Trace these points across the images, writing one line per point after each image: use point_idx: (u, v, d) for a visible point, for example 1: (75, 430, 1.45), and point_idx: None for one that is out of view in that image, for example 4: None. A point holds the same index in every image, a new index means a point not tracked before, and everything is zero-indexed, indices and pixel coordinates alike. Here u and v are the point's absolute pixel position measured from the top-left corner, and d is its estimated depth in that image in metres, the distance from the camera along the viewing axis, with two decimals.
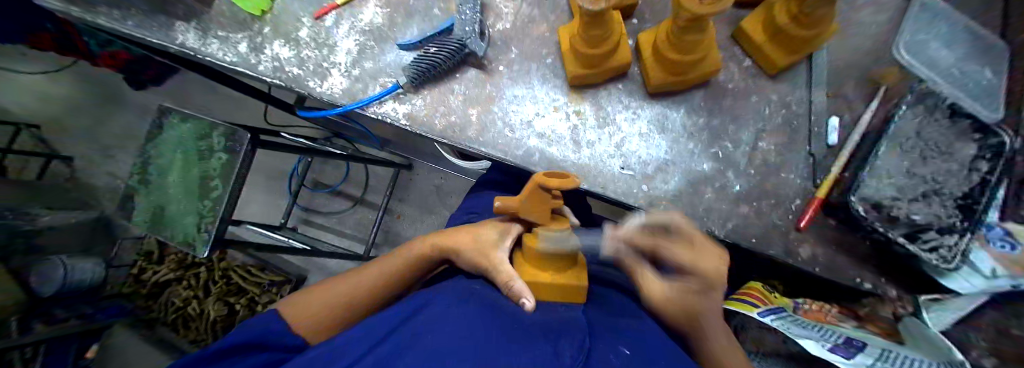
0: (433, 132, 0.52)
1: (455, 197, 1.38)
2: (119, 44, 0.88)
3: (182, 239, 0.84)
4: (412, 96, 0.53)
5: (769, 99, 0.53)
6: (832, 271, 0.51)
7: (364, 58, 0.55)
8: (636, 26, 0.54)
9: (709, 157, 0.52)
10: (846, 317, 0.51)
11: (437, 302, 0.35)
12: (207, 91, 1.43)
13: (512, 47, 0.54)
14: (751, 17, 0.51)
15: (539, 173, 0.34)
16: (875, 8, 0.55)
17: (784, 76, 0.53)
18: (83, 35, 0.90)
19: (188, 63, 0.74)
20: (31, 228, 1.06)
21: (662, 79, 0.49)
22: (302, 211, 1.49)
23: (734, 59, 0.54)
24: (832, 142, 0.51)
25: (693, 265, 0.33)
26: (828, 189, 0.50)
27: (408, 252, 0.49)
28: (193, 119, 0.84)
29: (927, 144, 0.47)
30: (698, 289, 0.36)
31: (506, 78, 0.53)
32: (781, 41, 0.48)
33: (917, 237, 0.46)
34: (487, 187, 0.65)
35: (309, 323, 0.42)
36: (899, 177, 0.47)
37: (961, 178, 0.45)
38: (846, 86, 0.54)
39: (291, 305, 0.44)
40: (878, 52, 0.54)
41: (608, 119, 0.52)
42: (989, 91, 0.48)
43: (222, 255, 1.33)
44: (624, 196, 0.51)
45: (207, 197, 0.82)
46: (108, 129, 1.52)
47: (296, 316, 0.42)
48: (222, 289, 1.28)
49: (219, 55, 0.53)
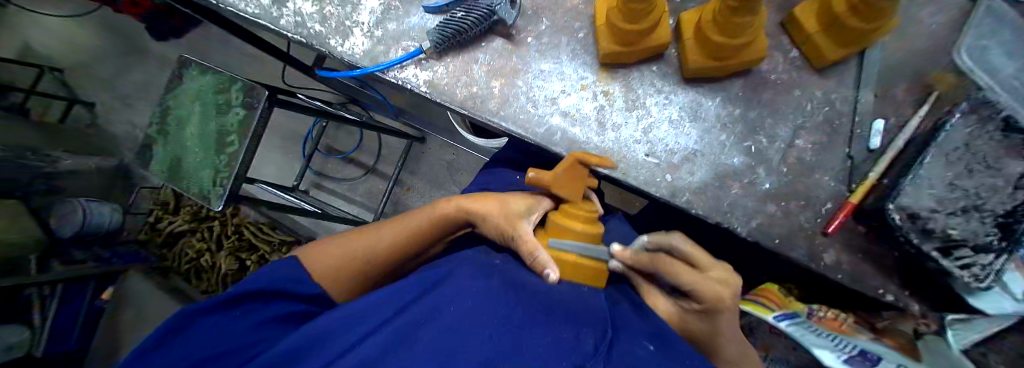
0: (453, 101, 0.50)
1: (465, 174, 1.37)
2: None
3: (198, 191, 0.85)
4: (434, 62, 0.51)
5: (813, 95, 0.50)
6: (856, 279, 0.50)
7: (388, 18, 0.53)
8: (679, 4, 0.51)
9: (740, 152, 0.50)
10: (861, 329, 0.49)
11: (458, 275, 0.35)
12: (225, 46, 1.42)
13: (543, 17, 0.52)
14: (805, 3, 0.47)
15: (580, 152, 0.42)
16: (938, 7, 0.50)
17: (831, 72, 0.50)
18: None
19: (209, 15, 0.73)
20: (51, 170, 1.15)
21: (699, 63, 0.46)
22: (314, 175, 1.50)
23: (779, 49, 0.50)
24: (874, 145, 0.49)
25: (698, 288, 0.39)
26: (863, 194, 0.48)
27: (430, 212, 0.47)
28: (212, 72, 0.84)
29: (974, 157, 0.43)
30: (704, 312, 0.40)
31: (533, 51, 0.51)
32: (834, 31, 0.45)
33: (950, 253, 0.44)
34: (505, 165, 0.63)
35: (327, 275, 0.43)
36: (938, 189, 0.44)
37: (1005, 195, 0.42)
38: (896, 88, 0.50)
39: (309, 255, 0.45)
40: (937, 54, 0.50)
41: (638, 102, 0.50)
42: None
43: (235, 211, 1.36)
44: (646, 184, 0.49)
45: (224, 152, 0.82)
46: (127, 77, 1.53)
47: (314, 266, 0.43)
48: (234, 244, 1.31)
49: (241, 5, 0.52)
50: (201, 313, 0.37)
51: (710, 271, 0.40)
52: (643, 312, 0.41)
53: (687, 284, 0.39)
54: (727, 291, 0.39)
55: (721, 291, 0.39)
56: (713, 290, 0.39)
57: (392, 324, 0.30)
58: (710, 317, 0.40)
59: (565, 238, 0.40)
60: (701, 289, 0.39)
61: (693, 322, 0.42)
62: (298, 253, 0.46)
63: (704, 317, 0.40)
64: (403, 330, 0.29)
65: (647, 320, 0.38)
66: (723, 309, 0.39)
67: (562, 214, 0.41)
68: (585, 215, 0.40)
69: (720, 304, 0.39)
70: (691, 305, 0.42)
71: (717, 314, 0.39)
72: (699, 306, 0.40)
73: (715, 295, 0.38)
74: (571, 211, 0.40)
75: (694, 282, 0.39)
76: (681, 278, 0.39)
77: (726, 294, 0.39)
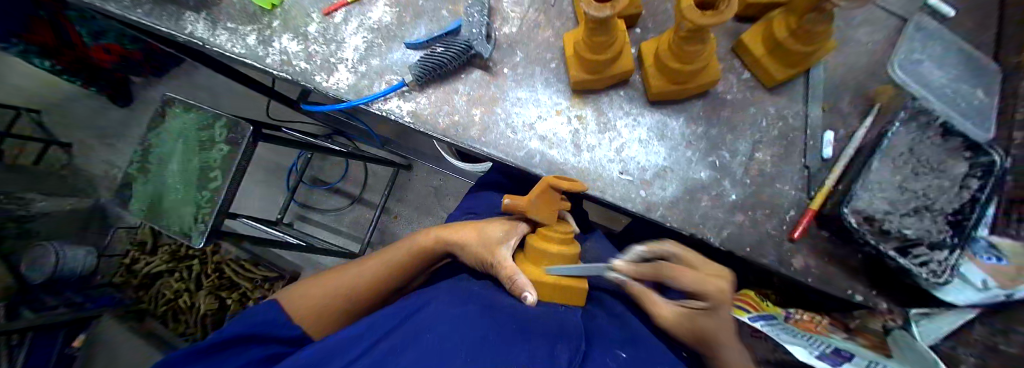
0: (436, 130, 0.53)
1: (452, 198, 1.39)
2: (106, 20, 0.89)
3: (178, 229, 0.84)
4: (416, 94, 0.54)
5: (767, 112, 0.54)
6: (824, 281, 0.52)
7: (371, 55, 0.56)
8: (639, 35, 0.55)
9: (706, 165, 0.53)
10: (836, 330, 0.50)
11: (437, 301, 0.36)
12: (209, 82, 1.44)
13: (517, 51, 0.55)
14: (752, 30, 0.52)
15: (550, 175, 0.40)
16: (870, 29, 0.57)
17: (781, 90, 0.54)
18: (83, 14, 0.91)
19: (195, 54, 0.75)
20: (25, 213, 1.09)
21: (663, 87, 0.50)
22: (298, 207, 1.49)
23: (733, 71, 0.55)
24: (827, 155, 0.52)
25: (700, 286, 0.39)
26: (821, 201, 0.51)
27: (413, 243, 0.48)
28: (196, 109, 0.85)
29: (919, 161, 0.48)
30: (705, 309, 0.40)
31: (510, 81, 0.54)
32: (780, 55, 0.49)
33: (907, 252, 0.46)
34: (487, 188, 0.66)
35: (308, 314, 0.43)
36: (889, 191, 0.48)
37: (952, 195, 0.45)
38: (842, 102, 0.55)
39: (291, 296, 0.44)
40: (875, 71, 0.55)
41: (609, 124, 0.53)
42: (982, 111, 0.51)
43: (216, 247, 1.31)
44: (622, 200, 0.51)
45: (206, 187, 0.82)
46: (107, 116, 1.51)
47: (295, 305, 0.43)
48: (215, 283, 1.27)
49: (228, 46, 0.54)
50: (180, 361, 0.36)
51: (704, 270, 0.41)
52: (622, 324, 0.42)
53: (688, 285, 0.39)
54: (724, 284, 0.39)
55: (720, 284, 0.39)
56: (714, 286, 0.39)
57: (375, 353, 0.31)
58: (712, 312, 0.40)
59: (545, 261, 0.42)
60: (704, 286, 0.39)
61: (696, 322, 0.41)
62: (281, 293, 0.46)
63: (709, 313, 0.40)
64: (381, 359, 0.30)
65: (624, 332, 0.40)
66: (724, 302, 0.39)
67: (541, 237, 0.42)
68: (562, 238, 0.41)
69: (722, 298, 0.39)
70: (694, 304, 0.41)
71: (718, 309, 0.39)
72: (702, 303, 0.40)
73: (715, 288, 0.39)
74: (548, 233, 0.42)
75: (693, 281, 0.39)
76: (683, 281, 0.39)
77: (725, 289, 0.39)
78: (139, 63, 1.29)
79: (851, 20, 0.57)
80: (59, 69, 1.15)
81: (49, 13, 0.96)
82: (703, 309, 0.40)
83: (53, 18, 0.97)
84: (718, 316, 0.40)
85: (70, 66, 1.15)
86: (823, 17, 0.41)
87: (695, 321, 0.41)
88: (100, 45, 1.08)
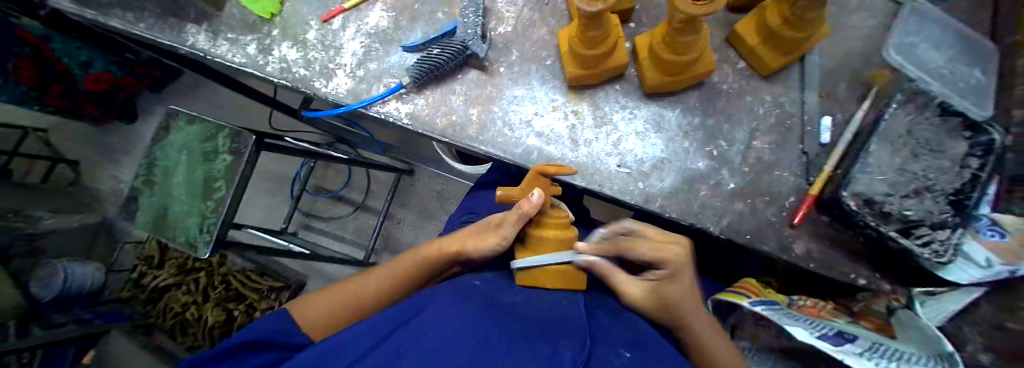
0: (434, 130, 0.53)
1: (455, 201, 1.40)
2: (102, 36, 0.90)
3: (184, 240, 0.85)
4: (414, 95, 0.55)
5: (763, 100, 0.54)
6: (826, 266, 0.51)
7: (369, 59, 0.56)
8: (633, 30, 0.56)
9: (704, 156, 0.53)
10: (840, 313, 0.50)
11: (439, 302, 0.36)
12: (215, 97, 1.48)
13: (513, 48, 0.56)
14: (744, 21, 0.53)
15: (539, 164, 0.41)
16: (864, 13, 0.57)
17: (775, 78, 0.55)
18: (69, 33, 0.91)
19: (195, 65, 0.77)
20: (35, 230, 1.11)
21: (657, 79, 0.50)
22: (303, 216, 1.49)
23: (728, 62, 0.55)
24: (825, 141, 0.53)
25: (656, 255, 0.40)
26: (820, 187, 0.51)
27: (423, 252, 0.49)
28: (199, 121, 0.86)
29: (918, 142, 0.47)
30: (667, 275, 0.41)
31: (506, 80, 0.55)
32: (772, 42, 0.49)
33: (910, 233, 0.45)
34: (488, 187, 0.66)
35: (317, 325, 0.44)
36: (890, 174, 0.47)
37: (952, 174, 0.45)
38: (837, 87, 0.55)
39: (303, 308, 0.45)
40: (870, 55, 0.56)
41: (606, 118, 0.54)
42: (975, 91, 0.49)
43: (222, 259, 1.31)
44: (621, 193, 0.52)
45: (212, 197, 0.84)
46: (113, 133, 1.53)
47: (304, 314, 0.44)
48: (222, 295, 1.26)
49: (228, 56, 0.56)
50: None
51: (661, 239, 0.42)
52: (623, 321, 0.42)
53: (647, 255, 0.40)
54: (676, 249, 0.41)
55: (673, 251, 0.40)
56: (668, 252, 0.41)
57: (379, 352, 0.31)
58: (672, 280, 0.41)
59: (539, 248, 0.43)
60: (661, 254, 0.40)
61: (662, 291, 0.42)
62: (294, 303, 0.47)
63: (672, 281, 0.42)
64: (384, 358, 0.30)
65: (627, 329, 0.40)
66: (682, 267, 0.41)
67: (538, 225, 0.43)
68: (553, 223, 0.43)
69: (677, 264, 0.41)
70: (654, 274, 0.43)
71: (678, 275, 0.41)
72: (660, 273, 0.42)
73: (669, 256, 0.40)
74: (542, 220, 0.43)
75: (651, 251, 0.40)
76: (640, 252, 0.40)
77: (680, 254, 0.41)
78: (137, 83, 1.34)
79: (845, 5, 0.58)
80: (52, 108, 1.19)
81: (33, 48, 1.00)
82: (665, 278, 0.42)
83: (38, 54, 1.01)
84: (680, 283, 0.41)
85: (61, 104, 1.18)
86: (811, 5, 0.41)
87: (660, 293, 0.42)
88: (91, 74, 1.14)
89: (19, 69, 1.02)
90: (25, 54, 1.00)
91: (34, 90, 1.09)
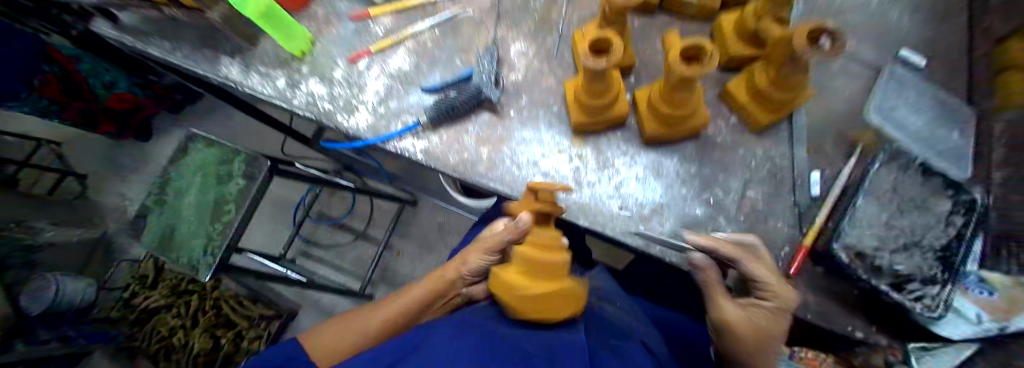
0: (446, 166, 0.57)
1: (455, 235, 1.41)
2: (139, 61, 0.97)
3: (187, 263, 0.86)
4: (430, 133, 0.58)
5: (754, 153, 0.58)
6: (826, 318, 0.51)
7: (390, 98, 0.61)
8: (633, 83, 0.61)
9: (701, 202, 0.56)
10: (840, 367, 0.51)
11: (440, 332, 0.35)
12: (232, 122, 1.54)
13: (523, 94, 0.61)
14: (735, 81, 0.58)
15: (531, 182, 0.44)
16: (846, 78, 0.62)
17: (766, 133, 0.59)
18: (104, 54, 1.00)
19: (221, 93, 0.82)
20: (35, 242, 1.10)
21: (656, 130, 0.54)
22: (302, 242, 1.50)
23: (721, 116, 0.60)
24: (815, 193, 0.55)
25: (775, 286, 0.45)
26: (813, 238, 0.52)
27: (427, 281, 0.53)
28: (217, 145, 0.90)
29: (905, 199, 0.50)
30: (773, 309, 0.45)
31: (516, 122, 0.59)
32: (762, 101, 0.54)
33: (902, 287, 0.47)
34: (491, 222, 0.68)
35: (326, 355, 0.47)
36: (878, 229, 0.50)
37: (938, 231, 0.48)
38: (824, 143, 0.59)
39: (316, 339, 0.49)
40: (853, 116, 0.60)
41: (608, 162, 0.57)
42: (957, 153, 0.57)
43: (216, 282, 1.26)
44: (622, 234, 0.53)
45: (220, 220, 0.86)
46: (126, 151, 1.57)
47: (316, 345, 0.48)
48: (210, 320, 1.20)
49: (258, 87, 0.61)
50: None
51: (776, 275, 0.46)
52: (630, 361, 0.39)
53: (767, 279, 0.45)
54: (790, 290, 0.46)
55: (790, 294, 0.45)
56: (784, 289, 0.45)
57: None
58: (778, 316, 0.45)
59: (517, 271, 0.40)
60: (782, 290, 0.45)
61: (761, 322, 0.45)
62: (308, 337, 0.51)
63: (776, 316, 0.45)
64: None
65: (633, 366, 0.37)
66: (790, 304, 0.45)
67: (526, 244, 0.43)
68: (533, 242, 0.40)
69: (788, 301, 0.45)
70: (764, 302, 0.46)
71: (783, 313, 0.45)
72: (770, 302, 0.45)
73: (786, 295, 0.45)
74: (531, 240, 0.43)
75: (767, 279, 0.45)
76: (761, 275, 0.45)
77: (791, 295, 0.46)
78: (155, 105, 1.42)
79: (829, 69, 0.63)
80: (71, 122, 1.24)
81: (62, 68, 1.07)
82: (770, 310, 0.45)
83: (66, 74, 1.09)
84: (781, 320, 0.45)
85: (79, 120, 1.24)
86: (793, 70, 0.46)
87: (761, 322, 0.45)
88: (114, 94, 1.23)
89: (45, 86, 1.08)
90: (54, 73, 1.07)
91: (57, 104, 1.14)
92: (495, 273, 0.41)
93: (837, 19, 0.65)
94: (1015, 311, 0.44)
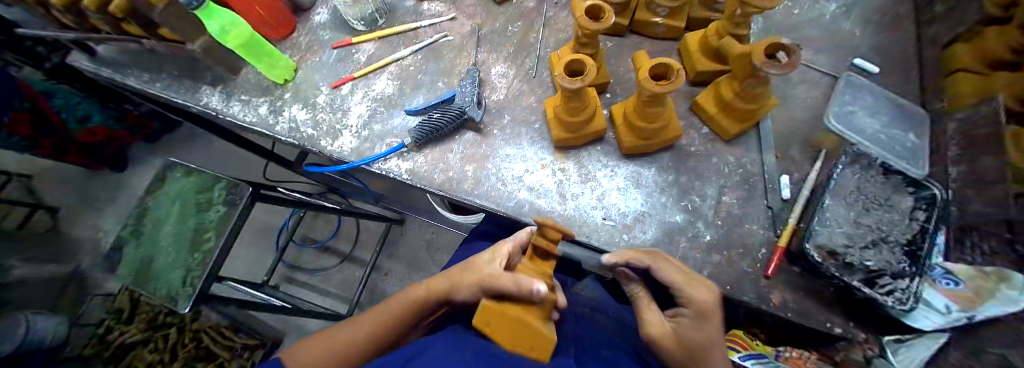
0: (432, 185, 0.57)
1: (444, 252, 1.40)
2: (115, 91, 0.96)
3: (165, 295, 0.81)
4: (414, 154, 0.59)
5: (727, 160, 0.61)
6: (804, 316, 0.52)
7: (374, 121, 0.62)
8: (610, 99, 0.64)
9: (680, 209, 0.58)
10: (822, 363, 0.53)
11: (435, 345, 0.35)
12: (212, 148, 1.51)
13: (505, 113, 0.63)
14: (704, 95, 0.61)
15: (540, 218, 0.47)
16: (806, 87, 0.67)
17: (736, 141, 0.62)
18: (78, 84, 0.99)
19: (200, 121, 0.82)
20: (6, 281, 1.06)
21: (632, 143, 0.56)
22: (286, 268, 1.45)
23: (693, 127, 0.63)
24: (786, 196, 0.58)
25: (686, 289, 0.41)
26: (788, 238, 0.55)
27: (406, 297, 0.49)
28: (198, 173, 0.89)
29: (869, 197, 0.54)
30: (693, 317, 0.40)
31: (499, 140, 0.61)
32: (730, 112, 0.57)
33: (874, 282, 0.49)
34: (479, 238, 0.69)
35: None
36: (846, 227, 0.53)
37: (903, 226, 0.51)
38: (792, 148, 0.62)
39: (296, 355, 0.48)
40: (816, 122, 0.64)
41: (590, 175, 0.59)
42: (914, 152, 0.60)
43: (196, 313, 1.17)
44: (607, 244, 0.54)
45: (199, 250, 0.83)
46: (99, 182, 1.50)
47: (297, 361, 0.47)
48: (189, 354, 1.12)
49: (240, 115, 0.62)
50: None
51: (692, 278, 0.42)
52: None
53: (678, 282, 0.41)
54: (710, 294, 0.41)
55: (705, 296, 0.41)
56: (695, 292, 0.41)
57: None
58: (701, 323, 0.40)
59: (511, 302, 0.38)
60: (694, 293, 0.41)
61: (684, 332, 0.40)
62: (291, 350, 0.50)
63: (696, 324, 0.40)
64: None
65: None
66: (711, 311, 0.40)
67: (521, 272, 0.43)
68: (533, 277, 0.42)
69: (705, 308, 0.40)
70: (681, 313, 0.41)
71: (705, 318, 0.40)
72: (688, 311, 0.41)
73: (700, 299, 0.40)
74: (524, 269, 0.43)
75: (681, 283, 0.41)
76: (673, 278, 0.42)
77: (710, 299, 0.41)
78: (128, 137, 1.39)
79: (789, 80, 0.68)
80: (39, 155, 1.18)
81: (31, 102, 1.06)
82: (690, 318, 0.40)
83: (36, 109, 1.07)
84: (709, 327, 0.39)
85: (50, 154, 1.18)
86: (756, 83, 0.49)
87: (682, 332, 0.40)
88: (87, 129, 1.21)
89: (16, 123, 1.05)
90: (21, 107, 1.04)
91: (26, 140, 1.10)
92: (500, 311, 0.36)
93: (796, 33, 0.72)
94: (980, 299, 0.43)
